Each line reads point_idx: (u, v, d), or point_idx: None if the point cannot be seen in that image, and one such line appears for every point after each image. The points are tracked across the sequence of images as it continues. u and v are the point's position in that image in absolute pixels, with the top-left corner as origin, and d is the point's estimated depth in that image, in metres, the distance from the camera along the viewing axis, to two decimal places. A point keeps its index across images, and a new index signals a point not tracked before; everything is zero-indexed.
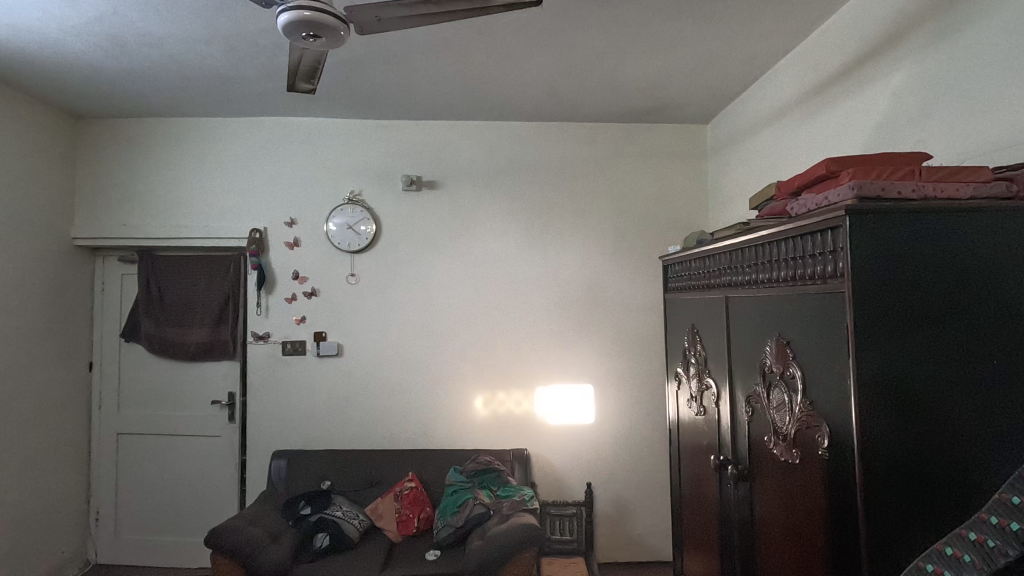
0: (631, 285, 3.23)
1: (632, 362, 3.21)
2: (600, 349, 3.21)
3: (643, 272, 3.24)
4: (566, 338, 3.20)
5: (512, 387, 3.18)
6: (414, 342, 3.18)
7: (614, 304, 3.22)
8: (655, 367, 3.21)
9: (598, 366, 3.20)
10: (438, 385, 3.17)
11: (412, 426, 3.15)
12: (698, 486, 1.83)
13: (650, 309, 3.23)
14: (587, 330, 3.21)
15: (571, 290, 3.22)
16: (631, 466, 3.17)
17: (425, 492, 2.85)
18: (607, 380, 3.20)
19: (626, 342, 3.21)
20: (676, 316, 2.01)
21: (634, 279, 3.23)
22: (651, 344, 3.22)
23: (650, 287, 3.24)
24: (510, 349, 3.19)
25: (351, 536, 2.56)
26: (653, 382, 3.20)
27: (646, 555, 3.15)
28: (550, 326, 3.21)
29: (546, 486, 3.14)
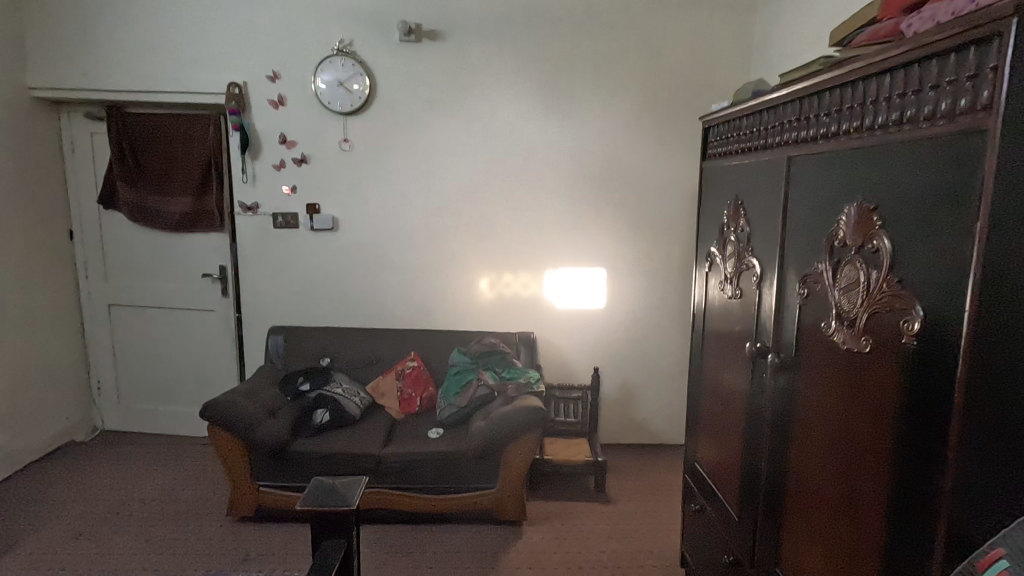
0: (655, 160, 2.90)
1: (650, 246, 2.97)
2: (617, 231, 2.96)
3: (670, 146, 2.89)
4: (580, 218, 2.94)
5: (519, 269, 2.98)
6: (416, 217, 2.93)
7: (635, 181, 2.92)
8: (674, 251, 2.98)
9: (613, 248, 2.97)
10: (441, 264, 2.97)
11: (414, 306, 3.00)
12: (723, 374, 1.68)
13: (675, 188, 2.93)
14: (604, 210, 2.94)
15: (588, 164, 2.90)
16: (641, 353, 3.06)
17: (427, 372, 2.76)
18: (621, 263, 2.98)
19: (644, 223, 2.95)
20: (716, 187, 1.73)
21: (659, 153, 2.90)
22: (672, 227, 2.96)
23: (677, 163, 2.91)
24: (519, 228, 2.94)
25: (352, 412, 2.51)
26: (671, 267, 2.99)
27: (648, 438, 3.14)
28: (563, 204, 2.93)
29: (552, 369, 3.06)
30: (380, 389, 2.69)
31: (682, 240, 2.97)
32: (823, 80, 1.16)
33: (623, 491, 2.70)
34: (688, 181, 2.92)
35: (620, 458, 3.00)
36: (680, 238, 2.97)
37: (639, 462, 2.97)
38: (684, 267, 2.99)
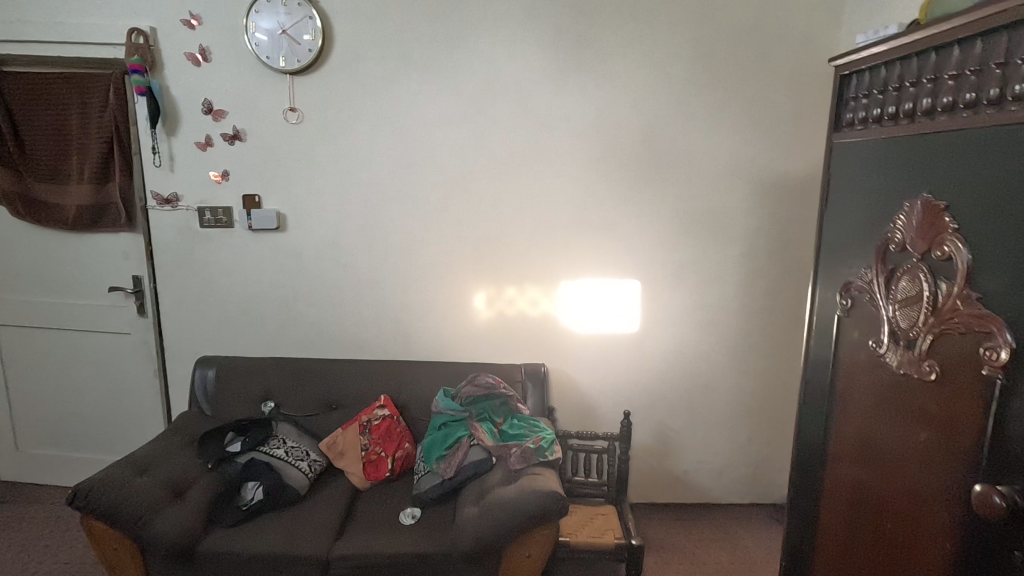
0: (709, 138, 2.17)
1: (700, 252, 2.26)
2: (658, 232, 2.24)
3: (729, 118, 2.16)
4: (608, 213, 2.22)
5: (527, 278, 2.26)
6: (391, 215, 2.22)
7: (681, 165, 2.19)
8: (731, 258, 2.27)
9: (650, 256, 2.26)
10: (424, 275, 2.26)
11: (389, 329, 2.30)
12: (876, 490, 0.99)
13: (734, 177, 2.20)
14: (639, 204, 2.22)
15: (619, 142, 2.17)
16: (683, 388, 2.38)
17: (402, 423, 2.08)
18: (662, 276, 2.27)
19: (693, 224, 2.24)
20: (856, 177, 1.06)
21: (714, 128, 2.17)
22: (729, 227, 2.24)
23: (738, 141, 2.18)
24: (528, 229, 2.23)
25: (295, 488, 1.82)
26: (725, 281, 2.29)
27: (690, 495, 2.47)
28: (585, 196, 2.21)
29: (569, 410, 2.37)
30: (340, 447, 2.01)
31: (742, 245, 2.26)
32: (1008, 13, 0.73)
33: None
34: (752, 166, 2.20)
35: (656, 525, 2.33)
36: (739, 244, 2.26)
37: (680, 532, 2.30)
38: (743, 280, 2.29)
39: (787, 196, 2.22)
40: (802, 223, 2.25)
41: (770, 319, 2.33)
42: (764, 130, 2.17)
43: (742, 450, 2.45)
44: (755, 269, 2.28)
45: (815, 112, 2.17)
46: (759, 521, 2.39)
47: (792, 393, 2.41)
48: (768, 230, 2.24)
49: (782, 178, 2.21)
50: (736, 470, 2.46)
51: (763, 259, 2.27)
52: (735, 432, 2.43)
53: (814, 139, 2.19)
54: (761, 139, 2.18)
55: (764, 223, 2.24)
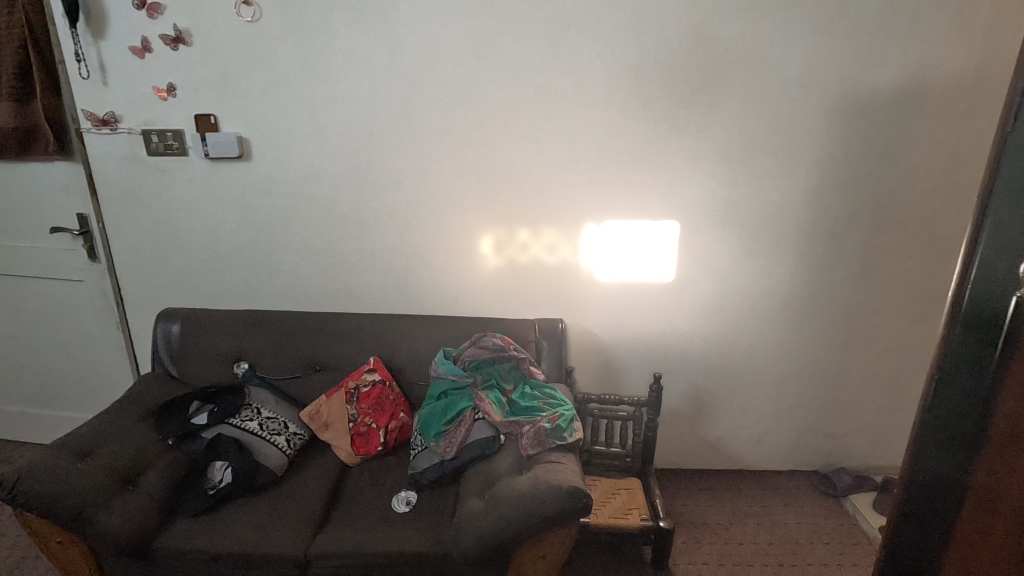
0: (776, 39, 1.70)
1: (754, 187, 1.85)
2: (704, 162, 1.82)
3: (807, 11, 1.67)
4: (644, 139, 1.80)
5: (543, 219, 1.89)
6: (377, 140, 1.81)
7: (741, 75, 1.73)
8: (792, 194, 1.86)
9: (692, 193, 1.86)
10: (420, 215, 1.89)
11: (380, 278, 1.96)
12: None
13: (806, 90, 1.75)
14: (683, 127, 1.79)
15: (663, 45, 1.71)
16: (721, 346, 2.06)
17: (397, 390, 1.79)
18: (705, 217, 1.89)
19: (747, 152, 1.81)
20: None
21: (786, 26, 1.68)
22: (793, 157, 1.82)
23: (815, 43, 1.70)
24: (544, 159, 1.82)
25: (270, 469, 1.56)
26: (781, 223, 1.90)
27: (722, 461, 2.22)
28: (616, 116, 1.78)
29: (589, 370, 2.07)
30: (324, 418, 1.73)
31: (806, 179, 1.84)
32: None
33: (696, 566, 1.79)
34: (830, 77, 1.73)
35: (685, 497, 2.09)
36: (804, 177, 1.84)
37: (712, 505, 2.05)
38: (804, 221, 1.90)
39: (870, 116, 1.78)
40: (886, 151, 1.81)
41: (830, 268, 1.96)
42: (851, 27, 1.69)
43: (785, 415, 2.16)
44: (820, 208, 1.88)
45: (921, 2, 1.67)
46: (800, 493, 2.14)
47: (849, 353, 2.08)
48: (840, 159, 1.82)
49: (868, 92, 1.75)
50: (776, 436, 2.19)
51: (830, 196, 1.87)
52: (778, 395, 2.13)
53: (913, 39, 1.70)
54: (846, 40, 1.70)
55: (838, 150, 1.81)
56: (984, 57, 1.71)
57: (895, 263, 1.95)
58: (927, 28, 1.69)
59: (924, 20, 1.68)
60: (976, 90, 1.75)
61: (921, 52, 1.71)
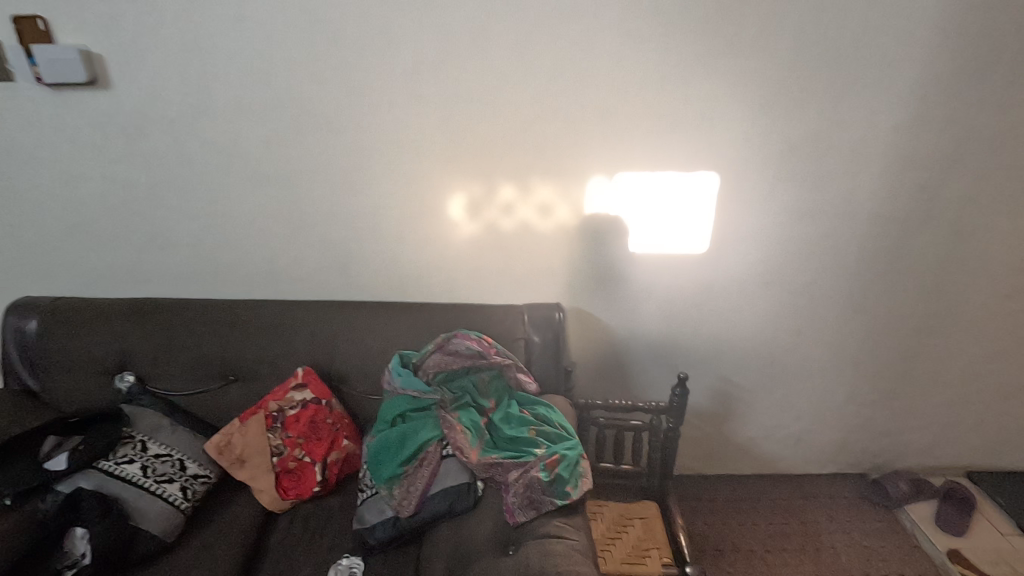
0: None
1: (828, 121, 1.34)
2: (761, 85, 1.29)
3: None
4: (681, 51, 1.26)
5: (533, 169, 1.36)
6: (292, 57, 1.25)
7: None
8: (877, 130, 1.36)
9: (739, 133, 1.34)
10: (363, 164, 1.35)
11: (313, 253, 1.44)
12: None
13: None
14: (736, 33, 1.25)
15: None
16: (764, 332, 1.60)
17: (338, 409, 1.33)
18: (754, 166, 1.38)
19: (819, 73, 1.29)
20: None
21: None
22: (884, 78, 1.31)
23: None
24: (534, 83, 1.28)
25: (153, 536, 1.11)
26: (854, 174, 1.40)
27: (752, 466, 1.82)
28: (642, 16, 1.23)
29: (593, 367, 1.62)
30: (238, 452, 1.26)
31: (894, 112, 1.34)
32: None
33: None
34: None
35: (709, 515, 1.70)
36: (893, 107, 1.34)
37: (743, 525, 1.67)
38: (886, 169, 1.40)
39: (998, 18, 1.26)
40: (1012, 71, 1.31)
41: (912, 233, 1.49)
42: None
43: (833, 413, 1.74)
44: (911, 151, 1.39)
45: None
46: (845, 505, 1.75)
47: (923, 339, 1.64)
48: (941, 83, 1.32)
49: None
50: (820, 437, 1.78)
51: (924, 135, 1.37)
52: (829, 390, 1.70)
53: None
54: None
55: (945, 68, 1.31)
56: None
57: (998, 224, 1.48)
58: None
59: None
60: None
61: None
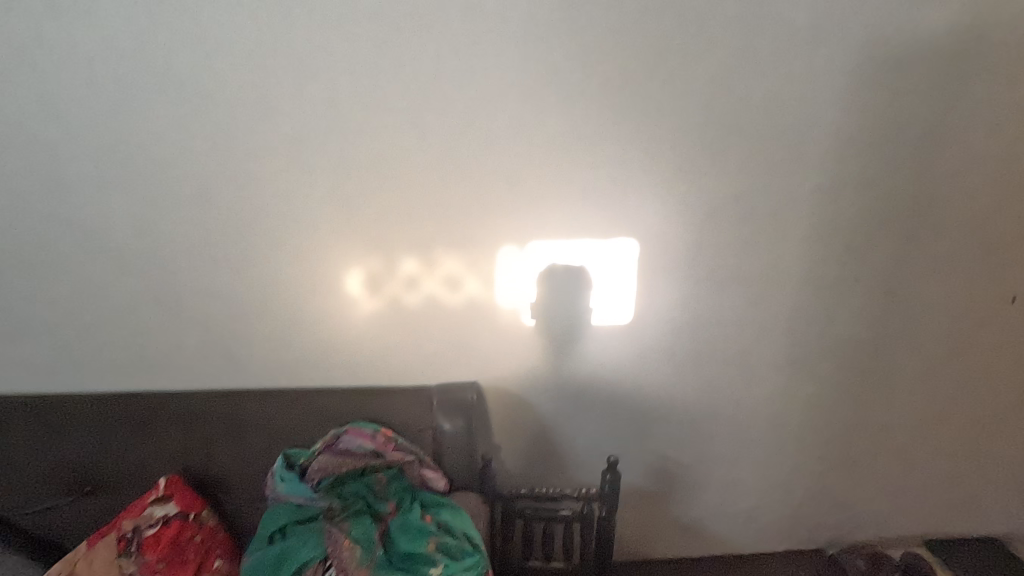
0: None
1: (748, 183, 1.27)
2: (675, 148, 1.22)
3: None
4: (586, 115, 1.17)
5: (437, 240, 1.24)
6: (156, 129, 1.13)
7: (729, 13, 1.13)
8: (799, 192, 1.29)
9: (654, 202, 1.26)
10: (244, 239, 1.21)
11: (193, 337, 1.28)
12: None
13: (823, 38, 1.16)
14: (643, 94, 1.17)
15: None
16: (701, 404, 1.49)
17: (211, 524, 1.17)
18: (673, 235, 1.29)
19: (732, 139, 1.23)
20: None
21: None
22: (801, 139, 1.24)
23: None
24: (429, 152, 1.17)
25: None
26: (777, 240, 1.33)
27: (700, 547, 1.68)
28: (542, 78, 1.14)
29: (518, 451, 1.47)
30: None
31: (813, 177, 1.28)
32: None
33: None
34: (858, 17, 1.15)
35: None
36: (812, 172, 1.28)
37: None
38: (813, 231, 1.33)
39: (914, 77, 1.21)
40: (931, 129, 1.26)
41: (843, 298, 1.41)
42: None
43: (781, 488, 1.62)
44: (837, 213, 1.32)
45: None
46: None
47: (868, 404, 1.55)
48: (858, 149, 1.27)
49: (912, 39, 1.18)
50: (769, 514, 1.66)
51: (846, 200, 1.31)
52: (775, 464, 1.58)
53: None
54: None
55: (861, 132, 1.26)
56: None
57: (932, 283, 1.42)
58: None
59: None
60: None
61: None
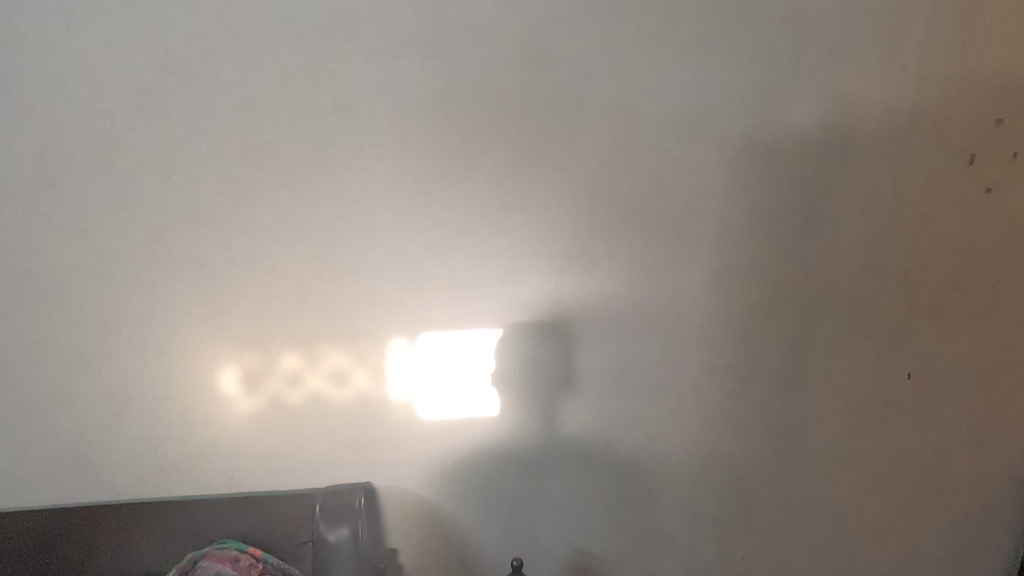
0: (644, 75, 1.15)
1: (643, 266, 1.27)
2: (567, 234, 1.21)
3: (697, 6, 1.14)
4: (473, 203, 1.16)
5: (321, 332, 1.17)
6: (15, 228, 1.07)
7: (609, 105, 1.16)
8: (694, 274, 1.30)
9: (548, 292, 1.24)
10: (109, 337, 1.13)
11: (53, 438, 1.18)
12: None
13: (701, 128, 1.21)
14: (531, 182, 1.17)
15: (490, 54, 1.08)
16: (613, 491, 1.43)
17: None
18: (570, 324, 1.27)
19: (622, 230, 1.24)
20: None
21: (667, 29, 1.14)
22: (691, 222, 1.26)
23: (709, 60, 1.17)
24: (309, 244, 1.13)
25: None
26: (675, 326, 1.33)
27: None
28: (426, 167, 1.12)
29: (422, 554, 1.36)
30: None
31: (703, 265, 1.30)
32: None
33: None
34: (730, 108, 1.21)
35: None
36: (702, 260, 1.29)
37: None
38: (711, 312, 1.34)
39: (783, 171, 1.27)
40: (812, 211, 1.32)
41: (746, 380, 1.41)
42: (755, 40, 1.18)
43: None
44: (732, 293, 1.34)
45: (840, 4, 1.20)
46: None
47: (782, 485, 1.52)
48: (742, 236, 1.30)
49: (782, 129, 1.25)
50: None
51: (739, 284, 1.33)
52: (696, 553, 1.52)
53: (819, 79, 1.24)
54: (748, 56, 1.19)
55: (746, 221, 1.29)
56: (921, 85, 1.30)
57: (830, 359, 1.44)
58: (851, 42, 1.23)
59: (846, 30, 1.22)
60: (894, 143, 1.32)
61: (846, 76, 1.25)
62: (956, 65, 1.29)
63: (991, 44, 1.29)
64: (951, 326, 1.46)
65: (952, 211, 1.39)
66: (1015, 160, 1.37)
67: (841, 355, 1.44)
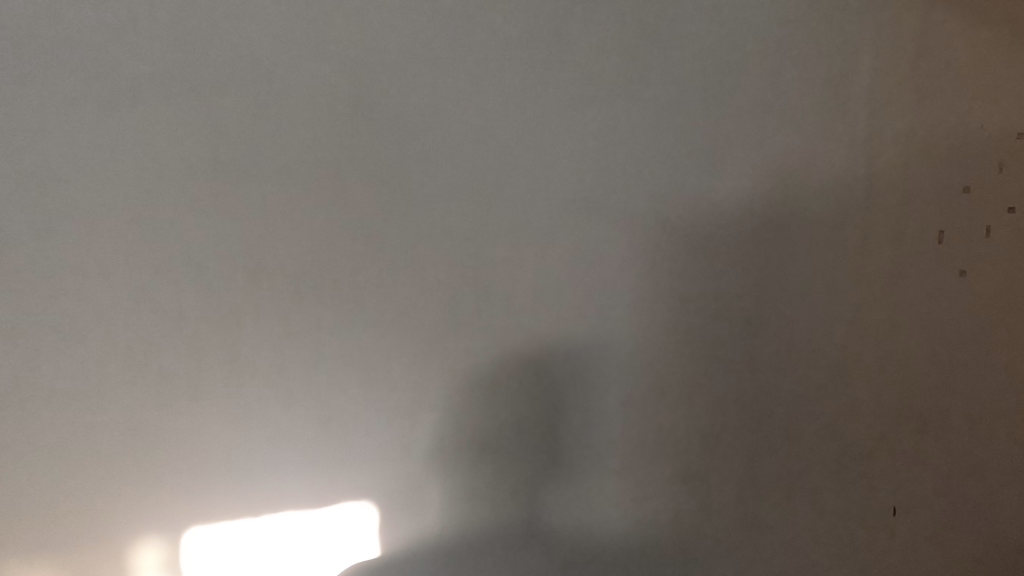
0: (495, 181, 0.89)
1: (516, 410, 0.95)
2: (406, 375, 0.91)
3: (558, 75, 0.88)
4: (278, 338, 0.87)
5: (59, 530, 0.86)
6: None
7: (452, 200, 0.88)
8: (588, 415, 0.98)
9: (388, 459, 0.92)
10: None
11: None
12: None
13: (579, 227, 0.92)
14: (355, 307, 0.88)
15: (291, 152, 0.84)
16: None
17: None
18: (424, 498, 0.95)
19: (482, 375, 0.93)
20: None
21: (520, 103, 0.88)
22: (576, 348, 0.95)
23: (580, 141, 0.90)
24: (42, 409, 0.83)
25: None
26: (570, 489, 1.00)
27: None
28: (209, 293, 0.84)
29: None
30: None
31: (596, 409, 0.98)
32: None
33: None
34: (617, 200, 0.92)
35: None
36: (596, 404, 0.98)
37: None
38: (618, 462, 1.01)
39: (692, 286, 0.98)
40: (740, 325, 1.00)
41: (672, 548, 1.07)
42: (633, 131, 0.92)
43: None
44: (642, 435, 1.01)
45: (749, 62, 0.93)
46: None
47: None
48: (646, 370, 0.99)
49: (689, 221, 0.95)
50: None
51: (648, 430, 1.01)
52: None
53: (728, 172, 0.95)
54: (632, 133, 0.92)
55: (649, 349, 0.99)
56: (858, 159, 0.99)
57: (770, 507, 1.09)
58: (766, 107, 0.95)
59: (761, 95, 0.95)
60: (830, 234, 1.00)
61: (769, 153, 0.96)
62: (909, 128, 0.99)
63: (936, 97, 0.99)
64: (936, 454, 1.12)
65: (925, 308, 1.06)
66: (989, 239, 1.05)
67: (785, 502, 1.10)
